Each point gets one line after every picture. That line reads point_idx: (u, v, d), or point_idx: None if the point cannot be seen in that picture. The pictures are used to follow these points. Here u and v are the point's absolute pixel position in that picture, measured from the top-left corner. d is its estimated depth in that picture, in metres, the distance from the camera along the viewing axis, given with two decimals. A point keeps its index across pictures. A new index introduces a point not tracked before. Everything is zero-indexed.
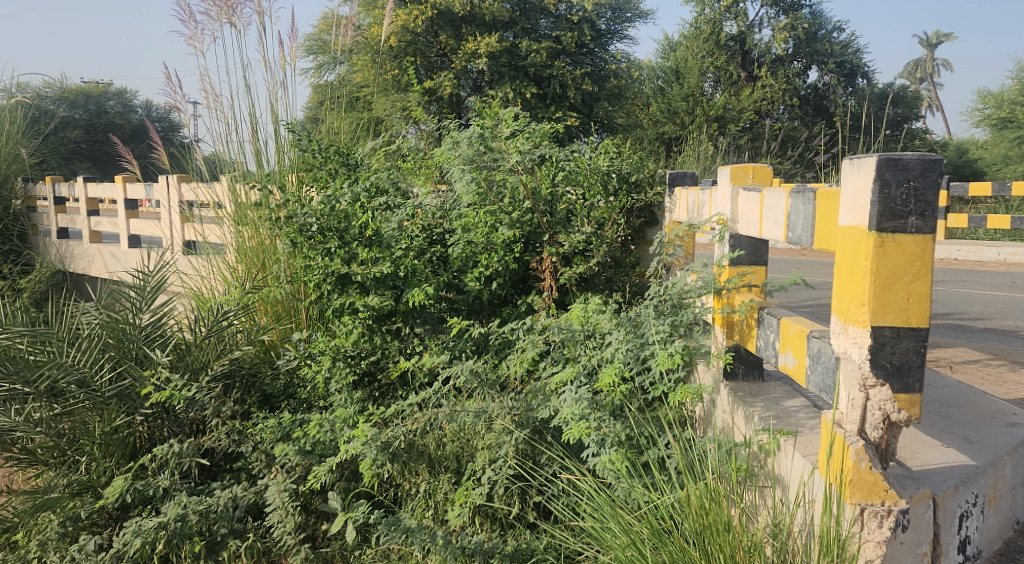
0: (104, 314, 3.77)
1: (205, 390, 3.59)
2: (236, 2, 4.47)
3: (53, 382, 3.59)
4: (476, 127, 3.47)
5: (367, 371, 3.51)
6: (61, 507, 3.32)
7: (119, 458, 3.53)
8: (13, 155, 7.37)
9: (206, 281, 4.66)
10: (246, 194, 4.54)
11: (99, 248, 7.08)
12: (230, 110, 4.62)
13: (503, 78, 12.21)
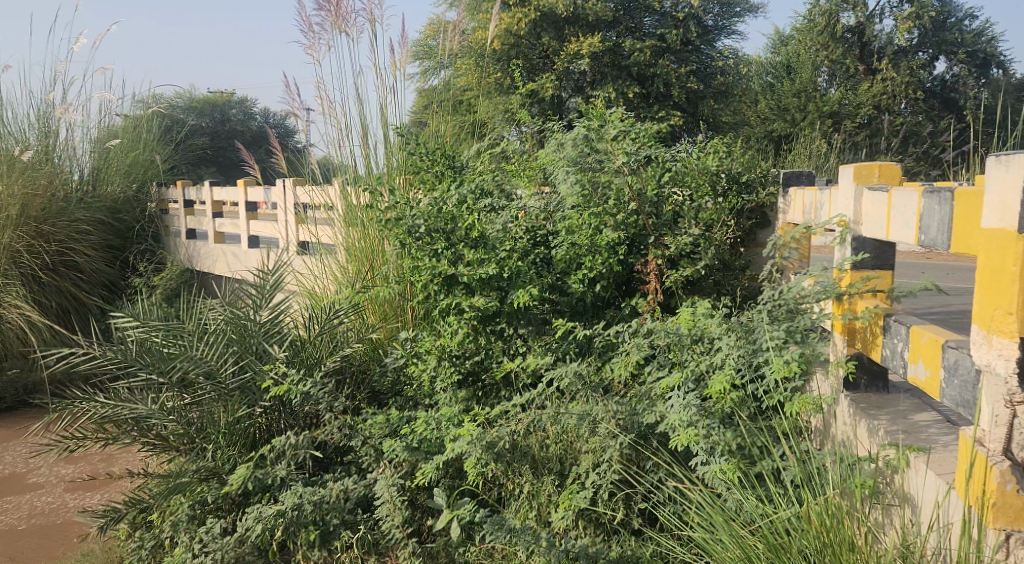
0: (228, 311, 3.96)
1: (319, 385, 3.72)
2: (348, 11, 4.63)
3: (184, 373, 3.77)
4: (582, 128, 3.41)
5: (472, 370, 3.56)
6: (191, 492, 3.54)
7: (242, 447, 3.76)
8: (149, 161, 8.04)
9: (319, 280, 4.82)
10: (356, 196, 4.69)
11: (222, 248, 7.46)
12: (343, 115, 4.76)
13: (606, 79, 12.19)
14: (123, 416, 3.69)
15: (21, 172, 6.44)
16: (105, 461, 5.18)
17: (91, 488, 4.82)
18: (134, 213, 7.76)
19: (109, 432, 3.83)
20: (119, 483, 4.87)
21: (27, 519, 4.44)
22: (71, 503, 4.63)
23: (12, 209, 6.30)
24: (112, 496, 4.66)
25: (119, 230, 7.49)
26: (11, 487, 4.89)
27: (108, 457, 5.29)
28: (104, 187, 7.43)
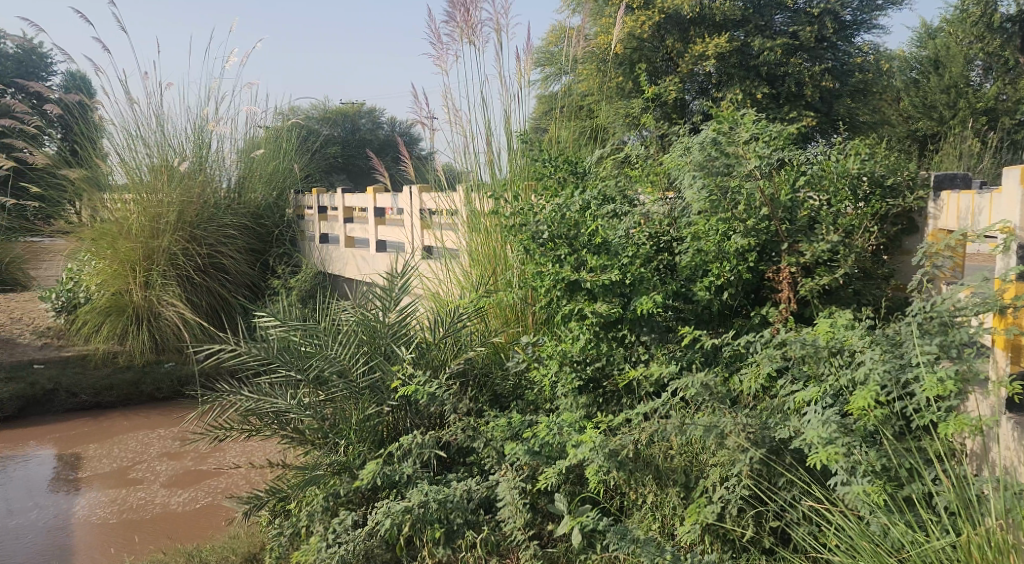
0: (359, 312, 4.12)
1: (444, 387, 3.80)
2: (476, 22, 4.72)
3: (320, 371, 3.94)
4: (711, 132, 3.33)
5: (593, 377, 3.52)
6: (324, 483, 3.70)
7: (371, 444, 3.89)
8: (287, 170, 8.50)
9: (444, 284, 4.94)
10: (480, 202, 4.77)
11: (353, 252, 7.74)
12: (468, 123, 4.85)
13: (733, 80, 11.86)
14: (264, 410, 3.91)
15: (179, 181, 7.01)
16: (200, 462, 5.45)
17: (182, 486, 5.04)
18: (275, 219, 8.19)
19: (253, 424, 4.05)
20: (208, 483, 5.09)
21: (118, 513, 4.66)
22: (160, 499, 4.85)
23: (170, 215, 6.86)
24: (199, 497, 4.86)
25: (261, 234, 7.95)
26: (121, 481, 5.19)
27: (203, 457, 5.55)
28: (248, 194, 7.90)
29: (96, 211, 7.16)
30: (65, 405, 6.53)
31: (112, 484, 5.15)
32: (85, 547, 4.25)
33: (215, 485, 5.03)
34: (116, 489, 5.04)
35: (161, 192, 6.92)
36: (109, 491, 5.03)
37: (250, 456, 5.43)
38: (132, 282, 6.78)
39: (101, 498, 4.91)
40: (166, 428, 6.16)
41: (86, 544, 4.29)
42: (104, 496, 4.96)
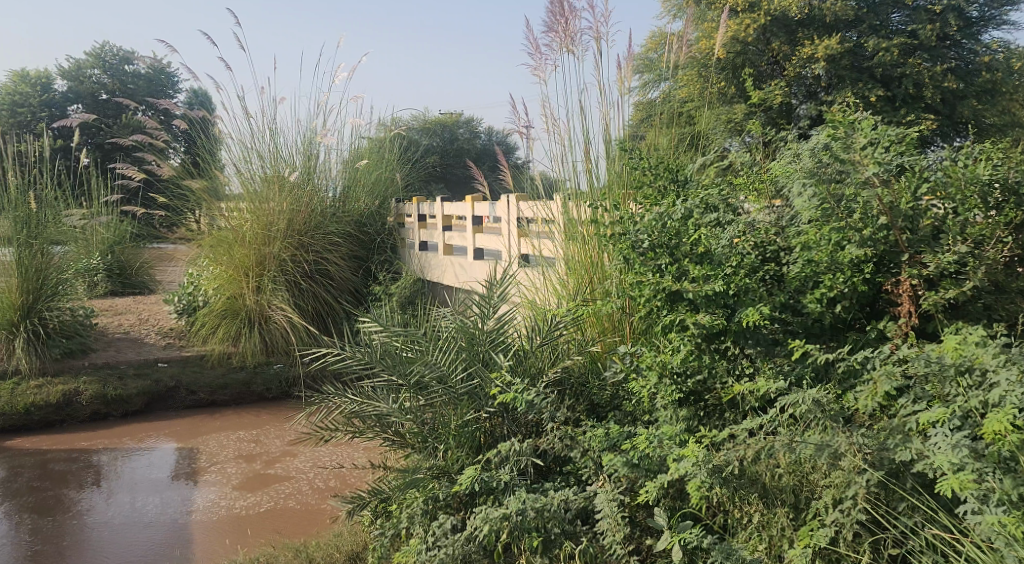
0: (459, 320, 4.17)
1: (543, 395, 3.78)
2: (575, 31, 4.71)
3: (420, 377, 3.98)
4: (825, 137, 3.24)
5: (694, 390, 3.43)
6: (424, 487, 3.74)
7: (469, 449, 3.91)
8: (389, 179, 8.72)
9: (541, 292, 4.93)
10: (578, 210, 4.74)
11: (450, 259, 7.82)
12: (567, 131, 4.83)
13: (845, 82, 11.39)
14: (367, 413, 4.03)
15: (288, 191, 7.26)
16: (270, 466, 5.59)
17: (252, 489, 5.17)
18: (377, 226, 8.40)
19: (356, 425, 4.18)
20: (274, 487, 5.19)
21: (189, 514, 4.79)
22: (227, 501, 4.97)
23: (281, 223, 7.14)
24: (262, 501, 4.96)
25: (365, 241, 8.17)
26: (223, 478, 5.41)
27: (274, 461, 5.70)
28: (352, 203, 8.12)
29: (213, 220, 7.54)
30: (184, 402, 6.92)
31: (215, 479, 5.37)
32: (189, 540, 4.42)
33: (280, 490, 5.13)
34: (217, 486, 5.26)
35: (272, 200, 7.21)
36: (221, 485, 5.26)
37: (315, 465, 5.54)
38: (244, 286, 7.10)
39: (206, 494, 5.13)
40: (246, 431, 6.38)
41: (182, 538, 4.46)
42: (211, 490, 5.19)
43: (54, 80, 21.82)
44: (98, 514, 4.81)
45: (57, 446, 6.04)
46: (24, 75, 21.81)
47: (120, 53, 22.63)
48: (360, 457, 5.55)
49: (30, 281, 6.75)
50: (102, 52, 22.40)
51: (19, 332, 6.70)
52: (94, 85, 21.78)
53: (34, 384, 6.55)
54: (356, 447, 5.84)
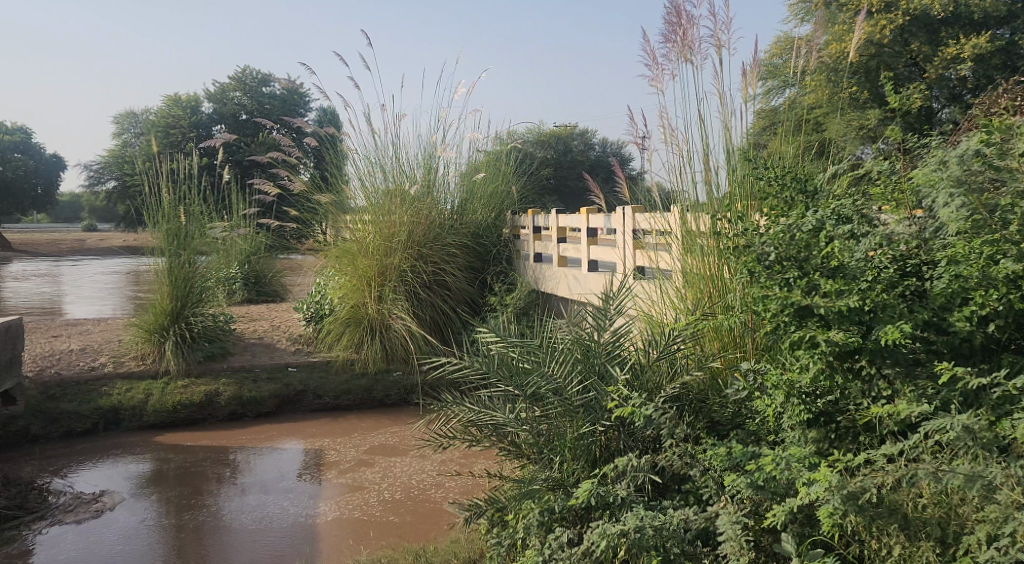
0: (575, 332, 4.16)
1: (661, 410, 3.69)
2: (694, 40, 4.60)
3: (537, 388, 3.98)
4: (976, 143, 3.01)
5: (824, 411, 3.27)
6: (540, 498, 3.74)
7: (585, 463, 3.86)
8: (505, 193, 8.74)
9: (657, 305, 4.82)
10: (696, 222, 4.59)
11: (564, 272, 7.75)
12: (686, 142, 4.71)
13: (994, 82, 10.75)
14: (485, 422, 4.11)
15: (409, 204, 7.48)
16: (345, 475, 5.69)
17: (326, 498, 5.24)
18: (494, 238, 8.46)
19: (473, 434, 4.25)
20: (348, 497, 5.25)
21: (260, 520, 4.88)
22: (295, 509, 5.05)
23: (402, 235, 7.36)
24: (332, 510, 5.02)
25: (480, 253, 8.26)
26: (346, 479, 5.61)
27: (351, 469, 5.81)
28: (469, 216, 8.22)
29: (340, 231, 7.85)
30: (311, 405, 7.24)
31: (333, 482, 5.55)
32: (315, 539, 4.59)
33: (350, 500, 5.18)
34: (341, 485, 5.48)
35: (394, 213, 7.43)
36: (343, 485, 5.47)
37: (387, 477, 5.59)
38: (367, 295, 7.37)
39: (332, 493, 5.34)
40: (331, 438, 6.53)
41: (306, 536, 4.63)
42: (336, 490, 5.40)
43: (202, 104, 23.60)
44: (235, 508, 5.09)
45: (180, 444, 6.38)
46: (178, 99, 23.78)
47: (259, 76, 24.21)
48: (431, 476, 5.58)
49: (177, 289, 7.27)
50: (245, 76, 24.02)
51: (168, 336, 7.21)
52: (236, 106, 23.42)
53: (179, 385, 7.00)
54: (430, 461, 5.89)
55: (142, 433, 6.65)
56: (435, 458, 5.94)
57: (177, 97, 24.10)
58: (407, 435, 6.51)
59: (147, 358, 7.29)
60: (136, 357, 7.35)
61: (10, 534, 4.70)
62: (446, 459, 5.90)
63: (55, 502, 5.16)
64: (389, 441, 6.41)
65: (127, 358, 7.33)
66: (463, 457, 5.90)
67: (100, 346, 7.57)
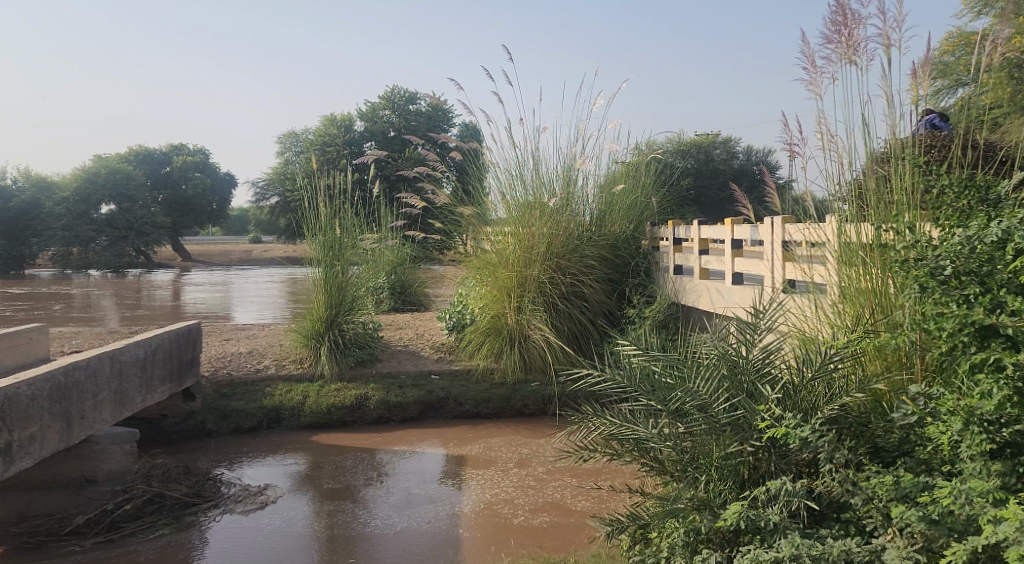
0: (720, 346, 3.96)
1: (818, 432, 3.47)
2: (859, 39, 4.34)
3: (681, 403, 3.85)
4: None
5: (1009, 441, 2.99)
6: (685, 518, 3.59)
7: (732, 484, 3.73)
8: (645, 203, 8.57)
9: (810, 321, 4.52)
10: (858, 232, 4.24)
11: (706, 284, 7.35)
12: (846, 147, 4.44)
13: None
14: (626, 436, 4.03)
15: (548, 216, 7.51)
16: (481, 481, 5.76)
17: (400, 507, 5.27)
18: (633, 249, 8.32)
19: (614, 448, 4.20)
20: (418, 509, 5.23)
21: (330, 528, 4.93)
22: (364, 519, 5.07)
23: (541, 247, 7.39)
24: (396, 521, 5.02)
25: (618, 264, 8.16)
26: (487, 485, 5.69)
27: (480, 477, 5.86)
28: (608, 228, 8.15)
29: (481, 243, 7.98)
30: (453, 412, 7.41)
31: (475, 487, 5.64)
32: (459, 543, 4.67)
33: (418, 513, 5.17)
34: (483, 491, 5.57)
35: (534, 225, 7.47)
36: (487, 491, 5.55)
37: (495, 490, 5.57)
38: (507, 306, 7.48)
39: (473, 499, 5.42)
40: (442, 447, 6.61)
41: (453, 539, 4.74)
42: (477, 496, 5.47)
43: (355, 123, 24.87)
44: (384, 508, 5.27)
45: (331, 445, 6.69)
46: (334, 119, 25.18)
47: (407, 94, 25.19)
48: (506, 491, 5.54)
49: (332, 297, 7.66)
50: (394, 95, 25.06)
51: (324, 341, 7.62)
52: (386, 124, 24.51)
53: (333, 388, 7.36)
54: (509, 476, 5.86)
55: (300, 431, 7.01)
56: (515, 472, 5.92)
57: (334, 117, 25.51)
58: (495, 448, 6.55)
59: (306, 362, 7.72)
60: (295, 360, 7.79)
61: (190, 519, 5.09)
62: (525, 475, 5.87)
63: (228, 492, 5.52)
64: (482, 452, 6.45)
65: (287, 362, 7.78)
66: (543, 475, 5.86)
67: (265, 349, 8.08)
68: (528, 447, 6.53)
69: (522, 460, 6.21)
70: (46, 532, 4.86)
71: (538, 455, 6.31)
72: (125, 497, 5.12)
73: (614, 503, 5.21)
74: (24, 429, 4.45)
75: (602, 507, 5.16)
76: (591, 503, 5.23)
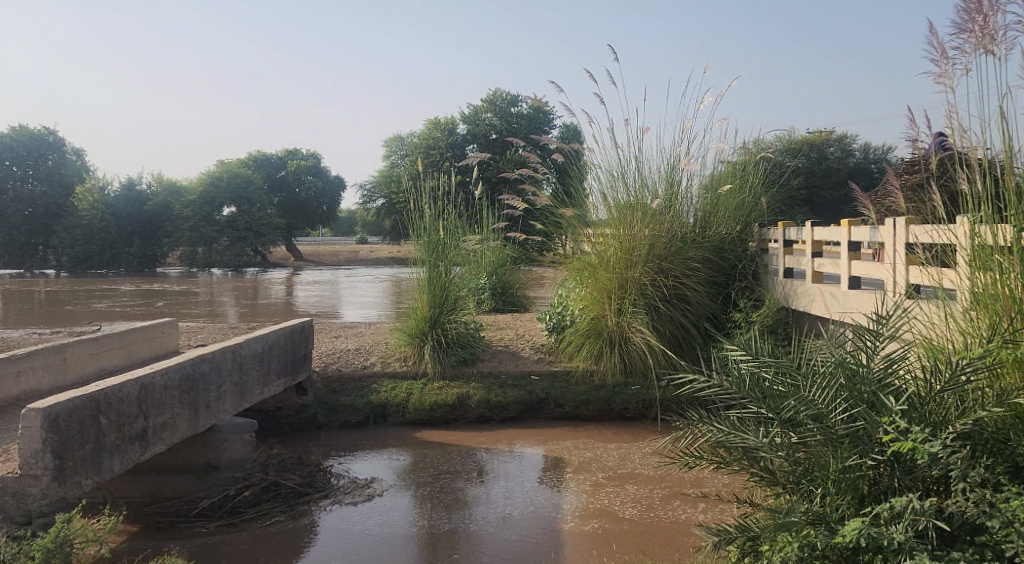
0: (837, 355, 3.80)
1: (949, 448, 3.27)
2: (996, 27, 4.02)
3: (794, 412, 3.69)
4: None
5: None
6: (798, 532, 3.41)
7: (851, 501, 3.45)
8: (754, 204, 8.26)
9: (938, 329, 4.20)
10: (995, 235, 3.89)
11: (821, 287, 7.01)
12: (981, 142, 4.11)
13: None
14: (734, 444, 3.90)
15: (651, 217, 7.38)
16: (583, 484, 5.70)
17: (458, 507, 5.28)
18: (739, 252, 8.05)
19: (721, 456, 4.12)
20: (474, 510, 5.22)
21: (379, 525, 4.96)
22: (412, 518, 5.08)
23: (644, 249, 7.27)
24: (443, 522, 5.01)
25: (724, 267, 7.90)
26: (589, 488, 5.62)
27: (582, 479, 5.81)
28: (713, 230, 7.88)
29: (581, 244, 7.89)
30: (553, 414, 7.38)
31: (577, 490, 5.59)
32: (561, 545, 4.62)
33: (473, 514, 5.15)
34: (584, 494, 5.50)
35: (636, 227, 7.34)
36: (588, 494, 5.49)
37: (596, 493, 5.49)
38: (607, 308, 7.38)
39: (574, 501, 5.36)
40: (541, 447, 6.60)
41: (555, 539, 4.71)
42: (579, 498, 5.41)
43: (457, 126, 25.24)
44: (488, 506, 5.28)
45: (432, 441, 6.79)
46: (438, 122, 25.64)
47: (509, 97, 25.34)
48: (565, 496, 5.47)
49: (436, 297, 7.76)
50: (496, 98, 25.28)
51: (428, 339, 7.76)
52: (487, 127, 24.76)
53: (436, 386, 7.47)
54: (570, 480, 5.78)
55: (404, 428, 7.14)
56: (576, 477, 5.85)
57: (437, 120, 25.95)
58: (566, 450, 6.52)
59: (409, 360, 7.86)
60: (400, 359, 7.95)
61: (303, 508, 5.25)
62: (584, 479, 5.80)
63: (337, 484, 5.67)
64: (579, 454, 6.39)
65: (392, 359, 7.95)
66: (602, 480, 5.76)
67: (371, 346, 8.28)
68: (592, 451, 6.46)
69: (583, 464, 6.14)
70: (177, 513, 5.13)
71: (602, 460, 6.23)
72: (246, 483, 5.33)
73: (664, 513, 5.10)
74: (158, 417, 4.71)
75: (650, 516, 5.06)
76: (639, 512, 5.13)
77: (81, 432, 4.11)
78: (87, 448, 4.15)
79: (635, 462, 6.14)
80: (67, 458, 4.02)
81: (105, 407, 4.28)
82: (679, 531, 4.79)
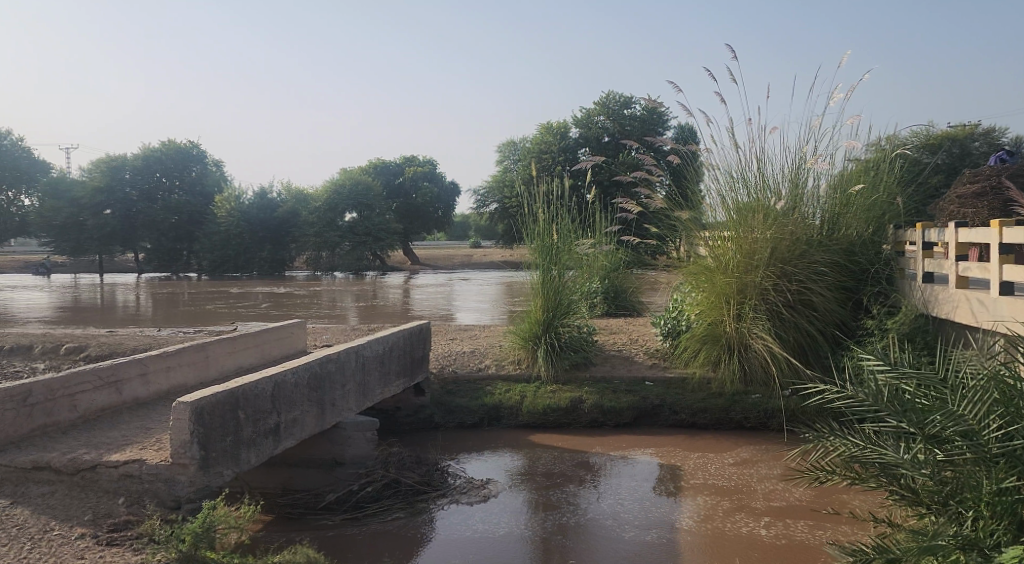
0: (989, 367, 3.47)
1: None
2: None
3: (939, 428, 3.44)
4: None
5: None
6: (944, 556, 3.11)
7: (1010, 525, 3.10)
8: (888, 204, 7.75)
9: None
10: None
11: (966, 293, 6.48)
12: None
13: None
14: (871, 459, 3.67)
15: (774, 219, 7.06)
16: (697, 493, 5.52)
17: (547, 509, 5.24)
18: (870, 255, 7.54)
19: (857, 473, 3.86)
20: (562, 511, 5.20)
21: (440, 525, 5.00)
22: (474, 518, 5.10)
23: (765, 253, 6.96)
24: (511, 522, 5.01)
25: (855, 271, 7.47)
26: (707, 499, 5.41)
27: (696, 488, 5.62)
28: (842, 232, 7.46)
29: (695, 246, 7.65)
30: (668, 421, 7.21)
31: (695, 499, 5.40)
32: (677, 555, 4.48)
33: (548, 516, 5.11)
34: (703, 504, 5.30)
35: (758, 229, 7.05)
36: (707, 504, 5.30)
37: (714, 505, 5.28)
38: (725, 313, 7.13)
39: (691, 510, 5.20)
40: (654, 454, 6.46)
41: (671, 548, 4.58)
42: (698, 507, 5.24)
43: (570, 130, 25.23)
44: (603, 512, 5.18)
45: (547, 445, 6.74)
46: (551, 126, 25.72)
47: (623, 99, 25.04)
48: (660, 503, 5.34)
49: (549, 301, 7.72)
50: (609, 101, 25.07)
51: (541, 343, 7.75)
52: (600, 130, 24.60)
53: (549, 389, 7.45)
54: (663, 487, 5.64)
55: (518, 430, 7.13)
56: (675, 485, 5.69)
57: (550, 124, 26.00)
58: (674, 456, 6.37)
59: (523, 363, 7.88)
60: (514, 362, 7.98)
61: (422, 506, 5.32)
62: (671, 486, 5.67)
63: (453, 483, 5.72)
64: (692, 462, 6.20)
65: (506, 362, 7.99)
66: (683, 488, 5.62)
67: (486, 349, 8.33)
68: (673, 458, 6.33)
69: (677, 472, 5.96)
70: (305, 505, 5.30)
71: (706, 469, 6.03)
72: (367, 479, 5.43)
73: (725, 525, 4.93)
74: (289, 413, 4.88)
75: (710, 527, 4.89)
76: (695, 522, 4.99)
77: (223, 425, 4.31)
78: (228, 441, 4.34)
79: (708, 472, 5.96)
80: (211, 449, 4.22)
81: (244, 403, 4.47)
82: (746, 547, 4.60)
